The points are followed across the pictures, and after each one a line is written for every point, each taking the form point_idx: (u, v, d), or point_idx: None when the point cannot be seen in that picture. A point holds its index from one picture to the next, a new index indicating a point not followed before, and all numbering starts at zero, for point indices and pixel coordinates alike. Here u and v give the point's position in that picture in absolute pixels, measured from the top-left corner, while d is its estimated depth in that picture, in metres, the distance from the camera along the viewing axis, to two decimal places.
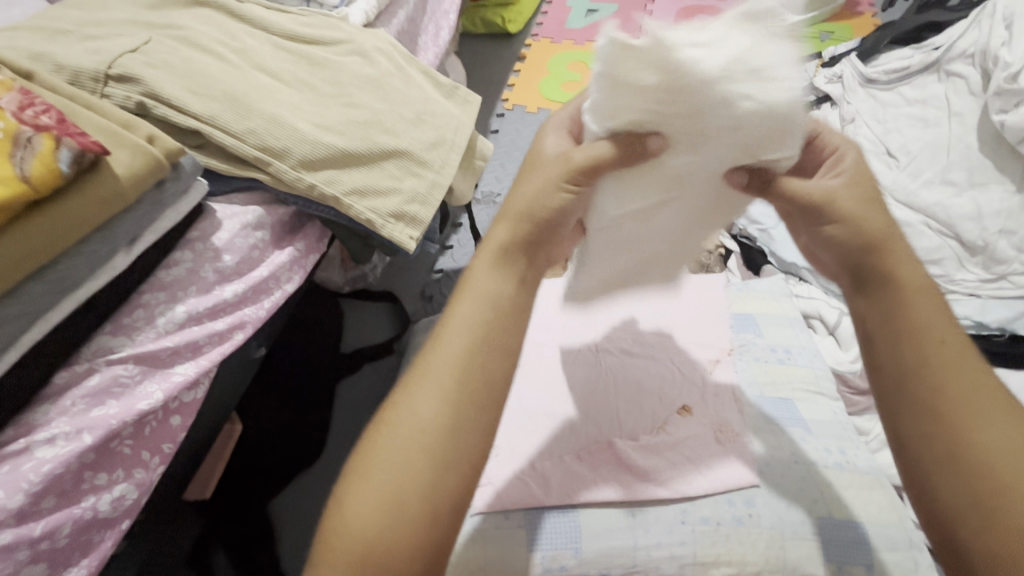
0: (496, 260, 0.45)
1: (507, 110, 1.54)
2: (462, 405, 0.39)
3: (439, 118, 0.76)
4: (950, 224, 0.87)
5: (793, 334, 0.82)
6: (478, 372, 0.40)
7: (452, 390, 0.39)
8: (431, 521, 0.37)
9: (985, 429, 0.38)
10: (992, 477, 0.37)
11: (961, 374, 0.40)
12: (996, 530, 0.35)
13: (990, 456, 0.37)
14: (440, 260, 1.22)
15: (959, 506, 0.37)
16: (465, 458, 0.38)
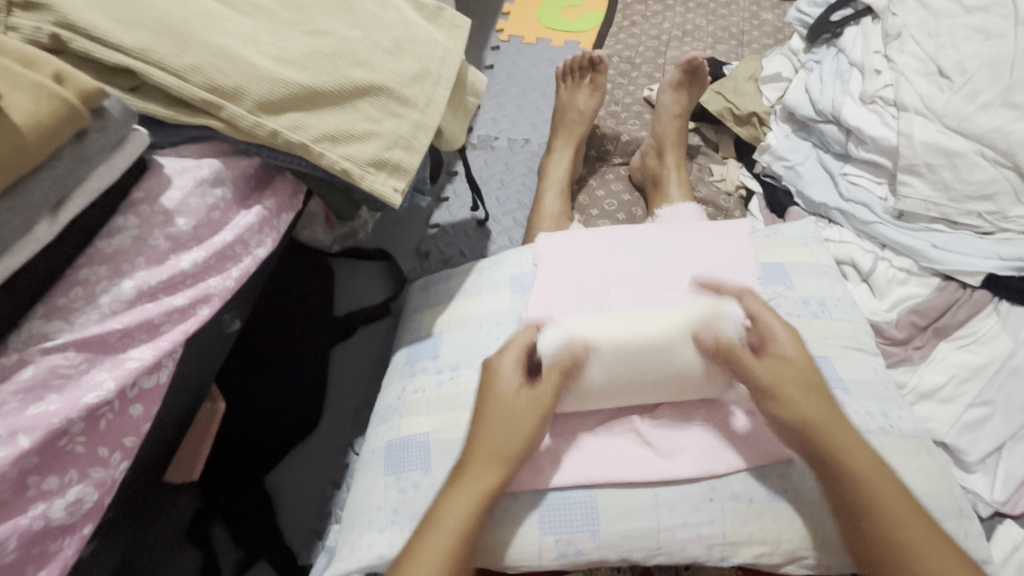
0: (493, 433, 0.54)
1: (503, 42, 1.39)
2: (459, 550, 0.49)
3: (422, 46, 0.65)
4: (1008, 152, 0.78)
5: (827, 285, 0.75)
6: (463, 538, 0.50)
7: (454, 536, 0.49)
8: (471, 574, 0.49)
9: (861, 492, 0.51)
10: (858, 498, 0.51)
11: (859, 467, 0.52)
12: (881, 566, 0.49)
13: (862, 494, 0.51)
14: (435, 214, 1.13)
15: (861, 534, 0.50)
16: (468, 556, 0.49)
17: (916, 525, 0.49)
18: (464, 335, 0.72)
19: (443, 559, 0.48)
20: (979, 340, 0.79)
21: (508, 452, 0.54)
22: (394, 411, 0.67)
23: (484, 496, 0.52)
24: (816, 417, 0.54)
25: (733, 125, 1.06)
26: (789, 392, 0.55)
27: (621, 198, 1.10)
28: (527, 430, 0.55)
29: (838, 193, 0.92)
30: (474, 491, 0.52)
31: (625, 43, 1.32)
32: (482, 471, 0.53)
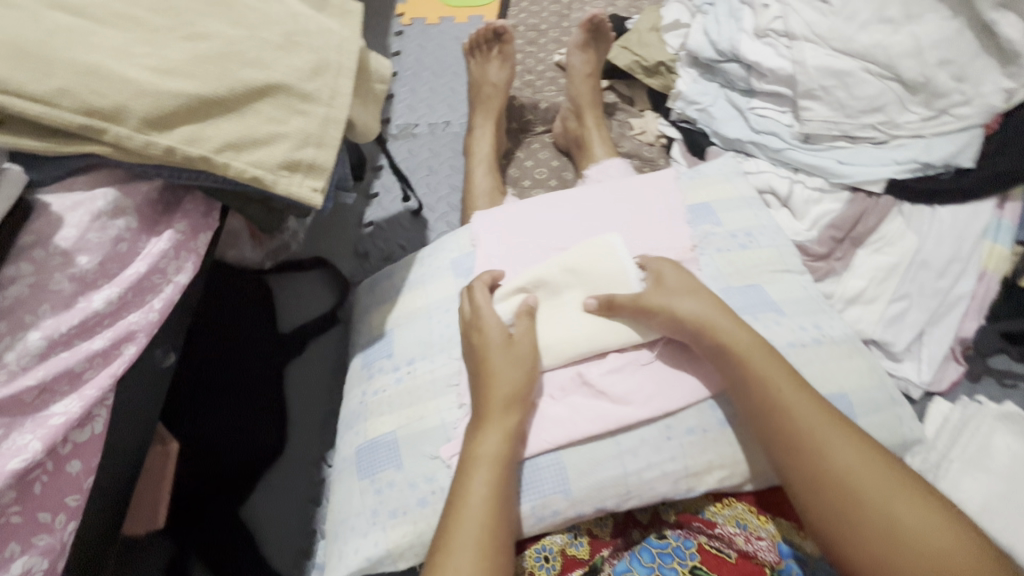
0: (490, 419, 0.56)
1: (406, 27, 1.35)
2: (486, 538, 0.49)
3: (316, 37, 0.61)
4: (890, 65, 0.83)
5: (751, 216, 0.79)
6: (491, 525, 0.50)
7: (481, 520, 0.50)
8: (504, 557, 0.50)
9: (821, 448, 0.53)
10: (816, 459, 0.52)
11: (795, 418, 0.54)
12: (842, 519, 0.50)
13: (818, 454, 0.53)
14: (367, 211, 1.10)
15: (817, 496, 0.52)
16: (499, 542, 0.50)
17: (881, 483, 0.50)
18: (415, 327, 0.71)
19: (478, 548, 0.49)
20: (890, 243, 0.85)
21: (510, 436, 0.55)
22: (358, 417, 0.65)
23: (498, 479, 0.53)
24: (762, 383, 0.56)
25: (643, 77, 1.08)
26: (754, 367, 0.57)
27: (550, 164, 1.11)
28: (513, 404, 0.57)
29: (749, 127, 0.96)
30: (488, 473, 0.53)
31: (529, 11, 1.31)
32: (487, 452, 0.54)
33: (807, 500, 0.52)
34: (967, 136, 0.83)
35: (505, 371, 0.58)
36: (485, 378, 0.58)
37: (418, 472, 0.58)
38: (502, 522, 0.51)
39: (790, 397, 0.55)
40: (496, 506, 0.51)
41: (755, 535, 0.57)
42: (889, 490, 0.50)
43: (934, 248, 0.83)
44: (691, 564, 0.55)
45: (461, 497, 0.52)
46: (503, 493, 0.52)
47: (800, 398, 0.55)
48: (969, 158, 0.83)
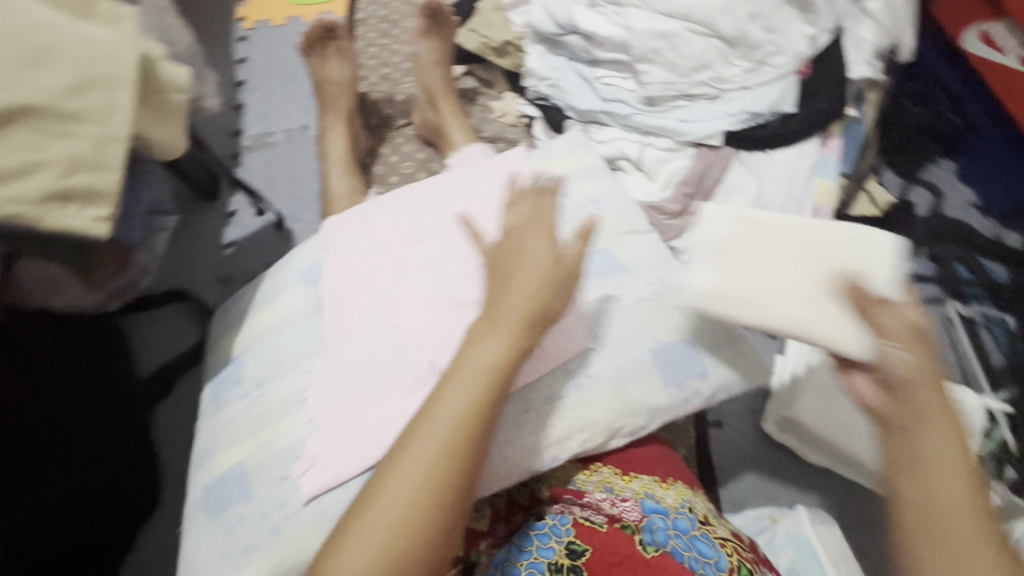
0: (488, 330, 0.50)
1: (249, 30, 1.27)
2: (425, 495, 0.43)
3: (74, 49, 0.54)
4: (708, 22, 0.87)
5: (598, 184, 0.80)
6: (433, 477, 0.44)
7: (419, 472, 0.44)
8: (432, 518, 0.43)
9: (919, 399, 0.45)
10: (917, 419, 0.44)
11: (918, 354, 0.46)
12: (906, 500, 0.42)
13: (919, 417, 0.44)
14: (225, 231, 1.03)
15: (907, 440, 0.44)
16: (438, 500, 0.43)
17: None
18: (262, 348, 0.67)
19: (404, 505, 0.43)
20: (736, 191, 0.90)
21: (505, 357, 0.48)
22: (205, 454, 0.61)
23: (463, 420, 0.46)
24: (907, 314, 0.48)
25: (494, 58, 1.08)
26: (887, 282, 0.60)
27: (416, 157, 1.08)
28: (529, 324, 0.50)
29: (598, 96, 0.98)
30: (449, 422, 0.45)
31: (378, 2, 1.27)
32: (478, 361, 0.48)
33: (906, 454, 0.44)
34: (784, 83, 0.89)
35: (486, 360, 0.48)
36: (461, 360, 0.49)
37: (269, 499, 0.55)
38: (455, 477, 0.44)
39: (898, 319, 0.48)
40: (437, 506, 0.43)
41: (620, 497, 0.59)
42: (945, 476, 0.42)
43: (772, 190, 0.89)
44: (567, 539, 0.57)
45: (405, 446, 0.45)
46: (453, 491, 0.44)
47: (909, 334, 0.47)
48: (790, 103, 0.89)
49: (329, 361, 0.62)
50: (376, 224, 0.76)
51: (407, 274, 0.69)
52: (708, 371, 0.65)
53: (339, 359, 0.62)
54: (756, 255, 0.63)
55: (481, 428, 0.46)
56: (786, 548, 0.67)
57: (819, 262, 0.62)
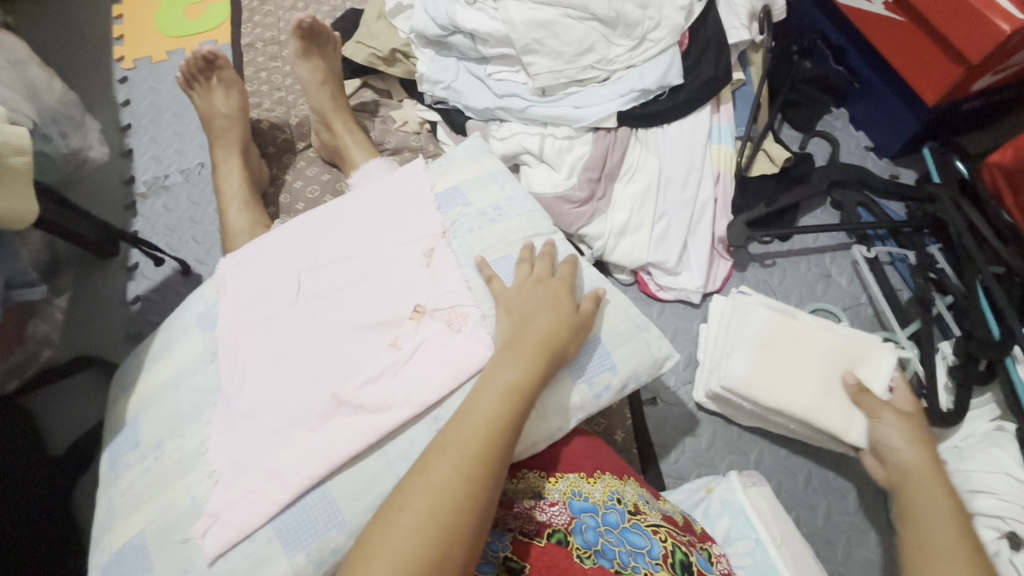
0: (512, 355, 0.58)
1: (129, 70, 1.21)
2: (437, 526, 0.47)
3: None
4: (583, 6, 0.87)
5: (499, 190, 0.79)
6: (443, 509, 0.48)
7: (429, 511, 0.48)
8: (448, 550, 0.47)
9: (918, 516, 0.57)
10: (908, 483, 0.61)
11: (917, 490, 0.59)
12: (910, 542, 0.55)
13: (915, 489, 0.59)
14: (129, 286, 0.98)
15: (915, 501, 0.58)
16: (458, 537, 0.48)
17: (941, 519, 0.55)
18: (158, 405, 0.63)
19: (417, 539, 0.47)
20: (638, 170, 0.90)
21: (513, 396, 0.55)
22: (104, 529, 0.57)
23: (466, 465, 0.51)
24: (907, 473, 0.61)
25: (385, 68, 1.05)
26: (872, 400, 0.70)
27: (321, 179, 1.04)
28: (544, 353, 0.59)
29: (493, 93, 0.96)
30: (450, 461, 0.51)
31: (263, 24, 1.22)
32: (505, 380, 0.56)
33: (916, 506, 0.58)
34: (668, 55, 0.89)
35: (485, 417, 0.53)
36: (462, 415, 0.54)
37: (170, 567, 0.52)
38: (473, 509, 0.49)
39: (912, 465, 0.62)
40: (440, 557, 0.47)
41: (548, 502, 0.58)
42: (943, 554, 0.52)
43: (672, 164, 0.89)
44: (505, 554, 0.55)
45: (418, 476, 0.51)
46: (453, 544, 0.47)
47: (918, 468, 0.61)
48: (677, 74, 0.88)
49: (232, 404, 0.60)
50: (273, 255, 0.73)
51: (310, 306, 0.66)
52: (618, 365, 0.64)
53: (241, 401, 0.60)
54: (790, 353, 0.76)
55: (483, 477, 0.51)
56: (720, 516, 0.67)
57: (828, 366, 0.75)
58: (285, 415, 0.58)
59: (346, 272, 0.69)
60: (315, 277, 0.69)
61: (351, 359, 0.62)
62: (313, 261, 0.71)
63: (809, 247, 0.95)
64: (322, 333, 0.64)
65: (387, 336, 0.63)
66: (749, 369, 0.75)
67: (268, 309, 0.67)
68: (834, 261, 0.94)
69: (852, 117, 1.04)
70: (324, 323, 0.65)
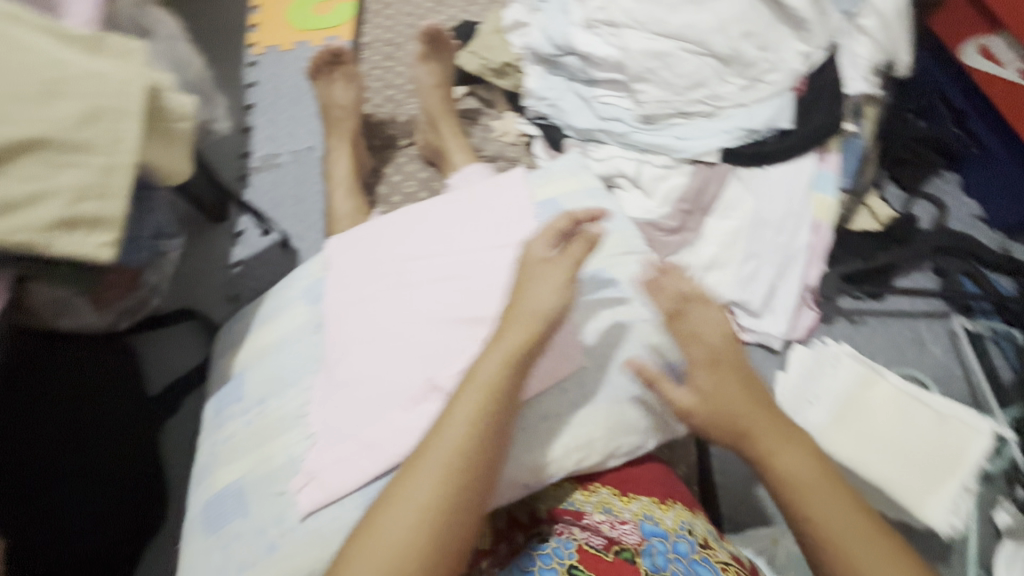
0: (492, 348, 0.55)
1: (259, 55, 1.31)
2: (426, 530, 0.46)
3: (84, 80, 0.57)
4: (703, 42, 0.88)
5: (595, 206, 0.81)
6: (426, 514, 0.47)
7: (417, 516, 0.46)
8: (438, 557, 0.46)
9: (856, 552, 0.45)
10: (792, 490, 0.49)
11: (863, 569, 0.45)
12: None
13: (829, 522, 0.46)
14: (233, 250, 1.05)
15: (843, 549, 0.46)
16: (449, 541, 0.47)
17: (826, 488, 0.48)
18: (263, 363, 0.69)
19: (402, 539, 0.45)
20: (733, 207, 0.90)
21: (497, 388, 0.52)
22: (206, 469, 0.63)
23: (453, 472, 0.48)
24: (797, 476, 0.49)
25: (494, 80, 1.10)
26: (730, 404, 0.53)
27: (418, 176, 1.10)
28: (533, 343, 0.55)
29: (596, 115, 0.99)
30: (440, 467, 0.48)
31: (383, 26, 1.30)
32: (480, 381, 0.53)
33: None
34: (781, 100, 0.89)
35: (462, 421, 0.50)
36: (442, 420, 0.51)
37: (266, 515, 0.56)
38: (463, 506, 0.48)
39: (798, 465, 0.49)
40: (427, 563, 0.46)
41: (620, 520, 0.58)
42: None
43: (770, 206, 0.88)
44: (570, 562, 0.54)
45: (404, 479, 0.48)
46: (440, 547, 0.46)
47: (805, 462, 0.50)
48: (787, 119, 0.89)
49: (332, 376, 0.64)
50: (377, 243, 0.77)
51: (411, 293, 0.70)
52: None
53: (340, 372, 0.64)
54: (870, 417, 0.72)
55: (461, 488, 0.48)
56: (787, 569, 0.65)
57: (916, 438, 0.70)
58: (379, 393, 0.62)
59: (447, 266, 0.73)
60: (414, 267, 0.73)
61: (447, 350, 0.64)
62: (413, 253, 0.75)
63: (903, 309, 0.91)
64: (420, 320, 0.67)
65: (479, 332, 0.66)
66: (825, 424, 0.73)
67: (369, 293, 0.71)
68: (927, 328, 0.90)
69: (963, 183, 0.99)
70: (423, 311, 0.68)
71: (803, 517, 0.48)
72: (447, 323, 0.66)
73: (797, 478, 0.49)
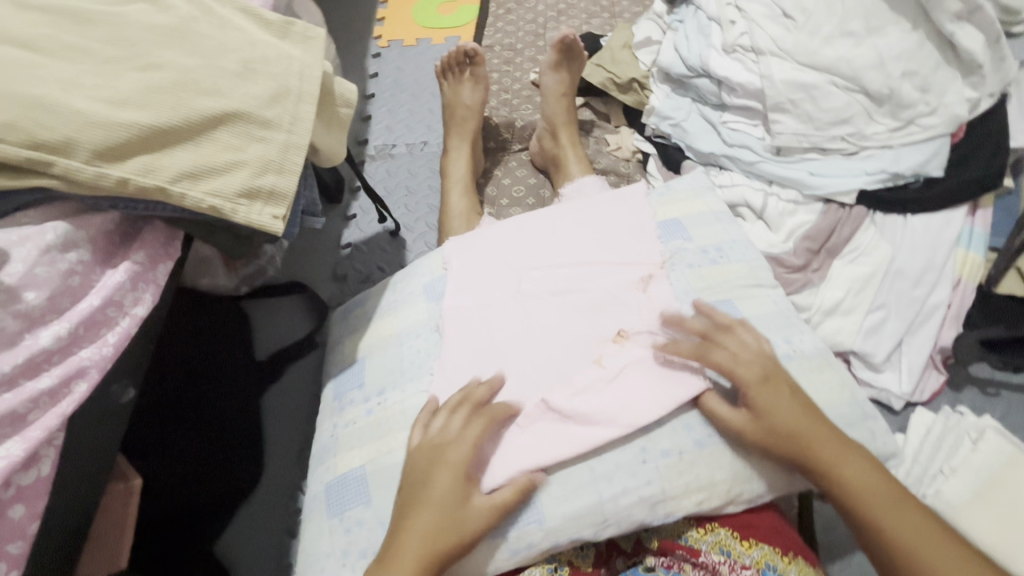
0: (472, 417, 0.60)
1: (383, 48, 1.36)
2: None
3: (276, 64, 0.61)
4: (855, 77, 0.84)
5: (722, 231, 0.79)
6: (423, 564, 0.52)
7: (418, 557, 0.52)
8: None
9: None
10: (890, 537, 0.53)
11: None
12: None
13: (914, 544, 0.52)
14: (344, 233, 1.09)
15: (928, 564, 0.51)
16: None
17: (887, 499, 0.54)
18: (384, 355, 0.72)
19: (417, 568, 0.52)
20: (865, 253, 0.86)
21: (457, 476, 0.56)
22: (329, 450, 0.67)
23: (432, 535, 0.53)
24: (868, 498, 0.54)
25: (617, 94, 1.09)
26: (827, 457, 0.56)
27: (527, 182, 1.11)
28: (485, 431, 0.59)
29: (722, 140, 0.96)
30: (423, 529, 0.53)
31: (504, 31, 1.33)
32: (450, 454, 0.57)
33: None
34: (934, 145, 0.84)
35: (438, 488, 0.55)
36: (417, 487, 0.56)
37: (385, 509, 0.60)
38: None
39: (864, 480, 0.55)
40: None
41: (739, 564, 0.57)
42: None
43: (909, 256, 0.83)
44: None
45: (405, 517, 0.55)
46: None
47: (871, 480, 0.55)
48: (937, 166, 0.83)
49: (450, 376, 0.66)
50: (497, 247, 0.77)
51: (527, 302, 0.71)
52: None
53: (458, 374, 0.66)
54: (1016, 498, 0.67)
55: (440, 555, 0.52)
56: None
57: None
58: (501, 399, 0.63)
59: (564, 280, 0.72)
60: (535, 276, 0.73)
61: (563, 368, 0.65)
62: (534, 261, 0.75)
63: None
64: (537, 333, 0.67)
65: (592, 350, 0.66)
66: (963, 498, 0.68)
67: (490, 297, 0.72)
68: None
69: None
70: (541, 325, 0.68)
71: (870, 526, 0.54)
72: (564, 340, 0.67)
73: (867, 497, 0.54)
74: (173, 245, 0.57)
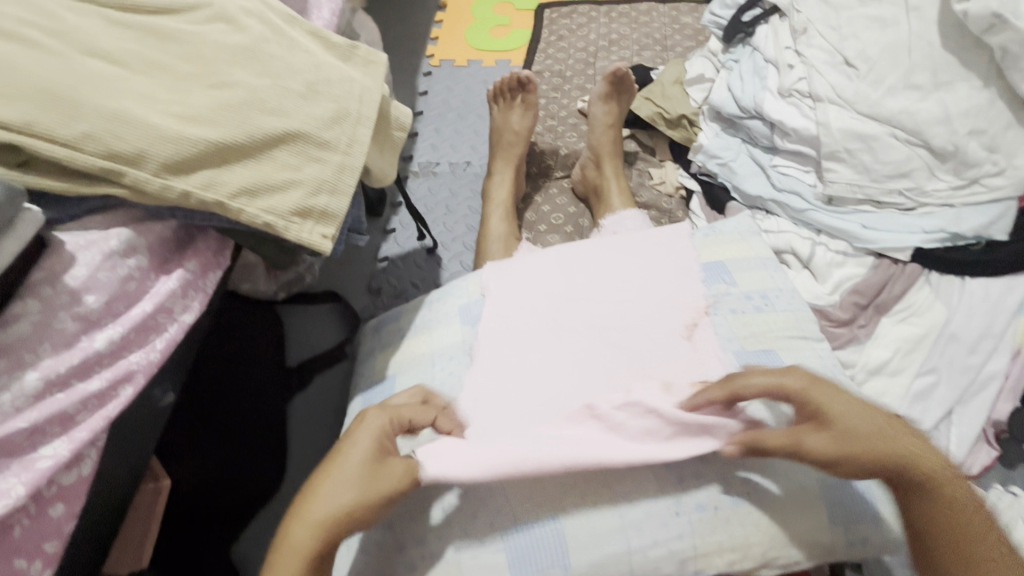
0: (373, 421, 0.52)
1: (435, 67, 1.39)
2: None
3: (338, 87, 0.62)
4: (918, 131, 0.82)
5: (768, 278, 0.77)
6: None
7: None
8: None
9: None
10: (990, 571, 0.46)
11: None
12: None
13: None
14: (382, 247, 1.10)
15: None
16: None
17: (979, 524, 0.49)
18: (416, 373, 0.72)
19: None
20: (918, 312, 0.82)
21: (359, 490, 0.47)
22: None
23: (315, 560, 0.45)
24: (964, 522, 0.48)
25: (665, 128, 1.10)
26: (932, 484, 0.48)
27: (567, 210, 1.10)
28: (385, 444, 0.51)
29: (771, 184, 0.94)
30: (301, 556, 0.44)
31: (555, 58, 1.34)
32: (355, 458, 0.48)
33: None
34: (1000, 208, 0.81)
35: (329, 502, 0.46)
36: (302, 507, 0.46)
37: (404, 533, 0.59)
38: None
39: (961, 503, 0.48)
40: None
41: None
42: None
43: (966, 321, 0.79)
44: None
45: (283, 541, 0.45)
46: None
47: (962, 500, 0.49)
48: (1003, 230, 0.81)
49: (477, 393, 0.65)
50: (537, 275, 0.77)
51: (565, 334, 0.70)
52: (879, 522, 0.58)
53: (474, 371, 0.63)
54: None
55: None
56: None
57: None
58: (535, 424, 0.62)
59: (605, 315, 0.71)
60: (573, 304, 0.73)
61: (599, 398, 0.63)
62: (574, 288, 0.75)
63: None
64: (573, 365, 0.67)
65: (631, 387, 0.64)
66: None
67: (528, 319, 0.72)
68: None
69: None
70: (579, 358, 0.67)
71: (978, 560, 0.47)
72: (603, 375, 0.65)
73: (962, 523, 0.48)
74: (223, 252, 0.59)
